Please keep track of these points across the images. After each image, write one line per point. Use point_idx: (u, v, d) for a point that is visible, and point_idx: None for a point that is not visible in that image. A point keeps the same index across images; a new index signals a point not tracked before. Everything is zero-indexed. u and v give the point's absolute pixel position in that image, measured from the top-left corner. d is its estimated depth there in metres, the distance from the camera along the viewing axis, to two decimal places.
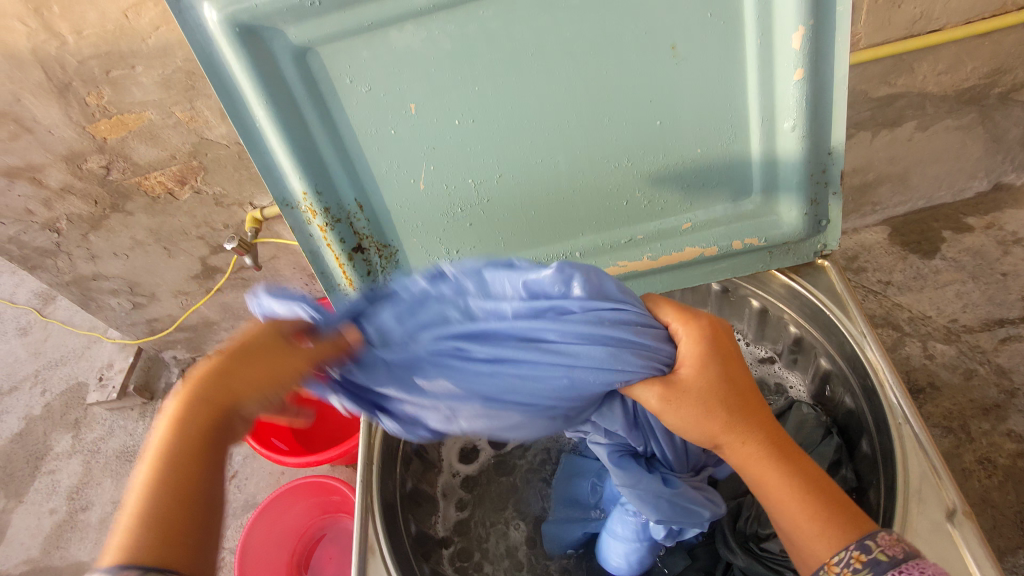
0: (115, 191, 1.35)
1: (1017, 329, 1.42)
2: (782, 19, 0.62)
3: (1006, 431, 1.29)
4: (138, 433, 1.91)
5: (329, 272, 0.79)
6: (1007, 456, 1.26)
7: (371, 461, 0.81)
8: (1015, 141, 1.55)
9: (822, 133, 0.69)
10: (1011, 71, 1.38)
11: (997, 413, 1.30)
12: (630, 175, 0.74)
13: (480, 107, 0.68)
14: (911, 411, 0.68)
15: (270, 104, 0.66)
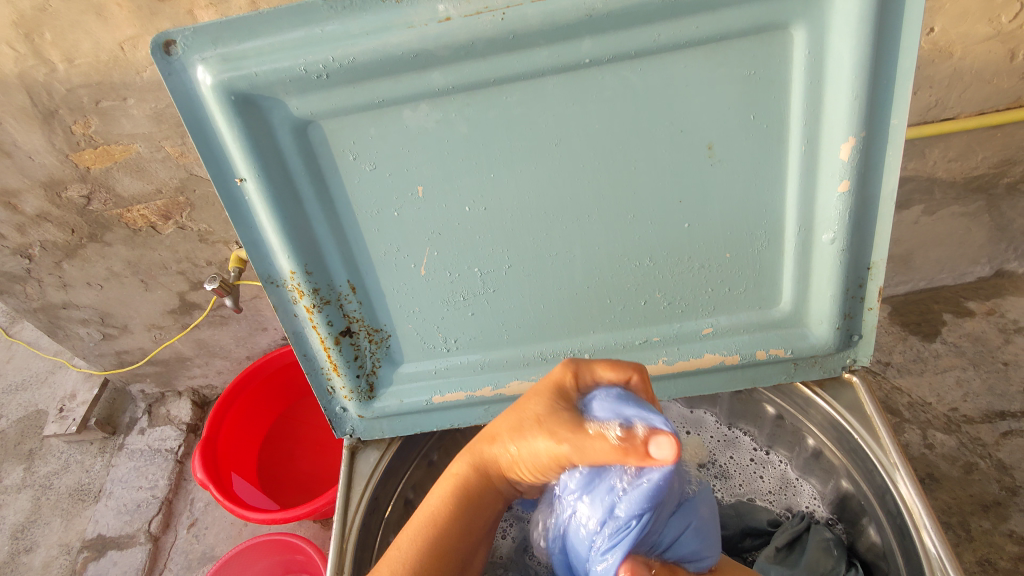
0: (94, 220, 1.27)
1: (1019, 423, 1.32)
2: (830, 127, 0.57)
3: (1009, 532, 1.17)
4: (94, 470, 1.78)
5: (312, 355, 0.71)
6: (1009, 559, 1.14)
7: (342, 567, 0.71)
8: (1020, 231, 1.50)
9: (861, 247, 0.64)
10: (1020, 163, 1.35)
11: (998, 512, 1.18)
12: (652, 276, 0.67)
13: (493, 194, 0.62)
14: (950, 561, 0.60)
15: (261, 176, 0.59)
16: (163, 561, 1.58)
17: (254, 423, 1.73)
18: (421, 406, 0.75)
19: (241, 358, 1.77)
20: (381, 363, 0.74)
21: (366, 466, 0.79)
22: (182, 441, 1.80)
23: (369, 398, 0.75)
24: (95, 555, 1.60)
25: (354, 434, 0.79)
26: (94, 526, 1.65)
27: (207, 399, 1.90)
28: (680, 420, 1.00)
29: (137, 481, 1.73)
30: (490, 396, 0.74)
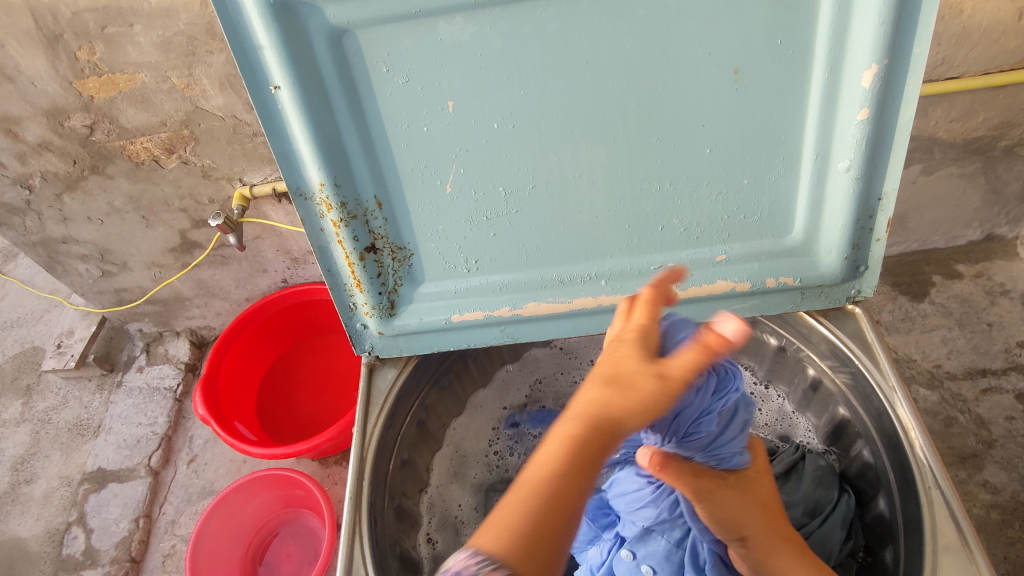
0: (97, 152, 1.27)
1: (999, 380, 1.36)
2: (854, 54, 0.59)
3: (982, 481, 1.23)
4: (93, 406, 1.80)
5: (337, 271, 0.73)
6: (980, 506, 1.20)
7: (363, 476, 0.75)
8: (1014, 195, 1.49)
9: (875, 177, 0.66)
10: (1020, 126, 1.33)
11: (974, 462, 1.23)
12: (670, 201, 0.70)
13: (522, 112, 0.64)
14: (941, 474, 0.66)
15: (294, 85, 0.60)
16: (163, 495, 1.62)
17: (255, 362, 1.75)
18: (440, 324, 0.77)
19: (240, 299, 1.78)
20: (403, 282, 0.76)
21: (383, 383, 0.82)
22: (181, 380, 1.82)
23: (389, 316, 0.77)
24: (95, 487, 1.63)
25: (373, 352, 0.81)
26: (94, 460, 1.68)
27: (205, 340, 1.92)
28: None
29: (137, 417, 1.75)
30: (508, 316, 0.77)
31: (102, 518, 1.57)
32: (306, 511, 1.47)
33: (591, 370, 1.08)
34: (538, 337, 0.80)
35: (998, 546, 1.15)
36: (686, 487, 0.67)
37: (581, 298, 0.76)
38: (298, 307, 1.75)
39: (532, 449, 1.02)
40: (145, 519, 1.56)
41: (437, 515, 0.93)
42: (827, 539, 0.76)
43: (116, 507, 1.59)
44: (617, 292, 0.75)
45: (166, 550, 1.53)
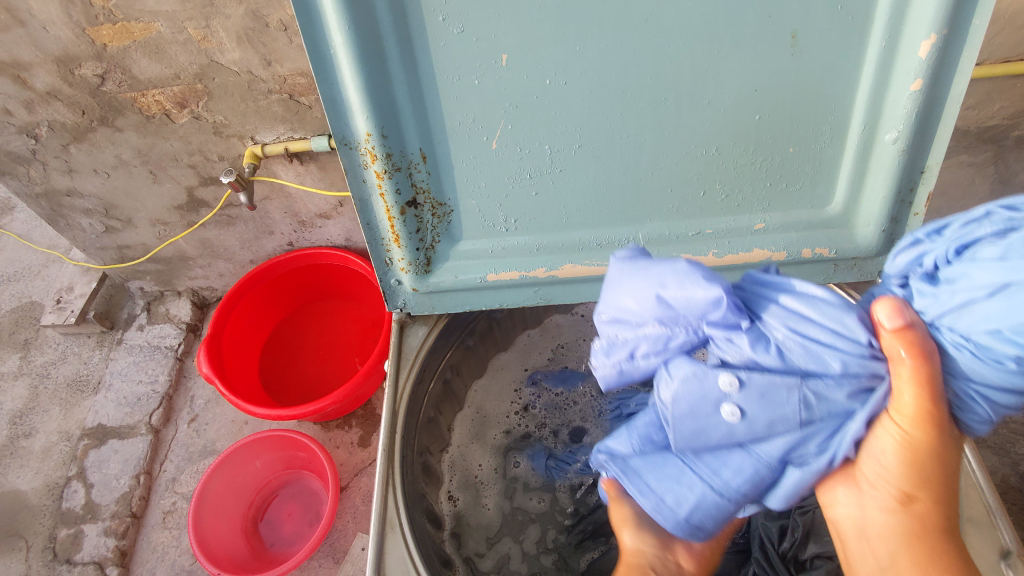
0: (107, 103, 1.24)
1: None
2: (914, 22, 0.59)
3: None
4: (92, 363, 1.79)
5: (376, 225, 0.73)
6: None
7: (394, 430, 0.75)
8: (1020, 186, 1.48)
9: (920, 150, 0.67)
10: None
11: None
12: (714, 166, 0.70)
13: (575, 68, 0.63)
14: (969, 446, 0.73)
15: (349, 29, 0.59)
16: (164, 453, 1.62)
17: (259, 323, 1.75)
18: (475, 283, 0.78)
19: (245, 261, 1.77)
20: (440, 239, 0.75)
21: (414, 340, 0.82)
22: (182, 340, 1.81)
23: (425, 273, 0.77)
24: (95, 443, 1.63)
25: (405, 309, 0.81)
26: (94, 416, 1.68)
27: (207, 301, 1.91)
28: None
29: (137, 375, 1.75)
30: (543, 278, 0.77)
31: (102, 473, 1.57)
32: (307, 472, 1.48)
33: None
34: (570, 300, 0.81)
35: None
36: (915, 404, 0.47)
37: None
38: (308, 270, 1.74)
39: (552, 408, 1.03)
40: (147, 476, 1.56)
41: (458, 475, 0.94)
42: None
43: (116, 463, 1.59)
44: (653, 257, 0.76)
45: (167, 507, 1.53)
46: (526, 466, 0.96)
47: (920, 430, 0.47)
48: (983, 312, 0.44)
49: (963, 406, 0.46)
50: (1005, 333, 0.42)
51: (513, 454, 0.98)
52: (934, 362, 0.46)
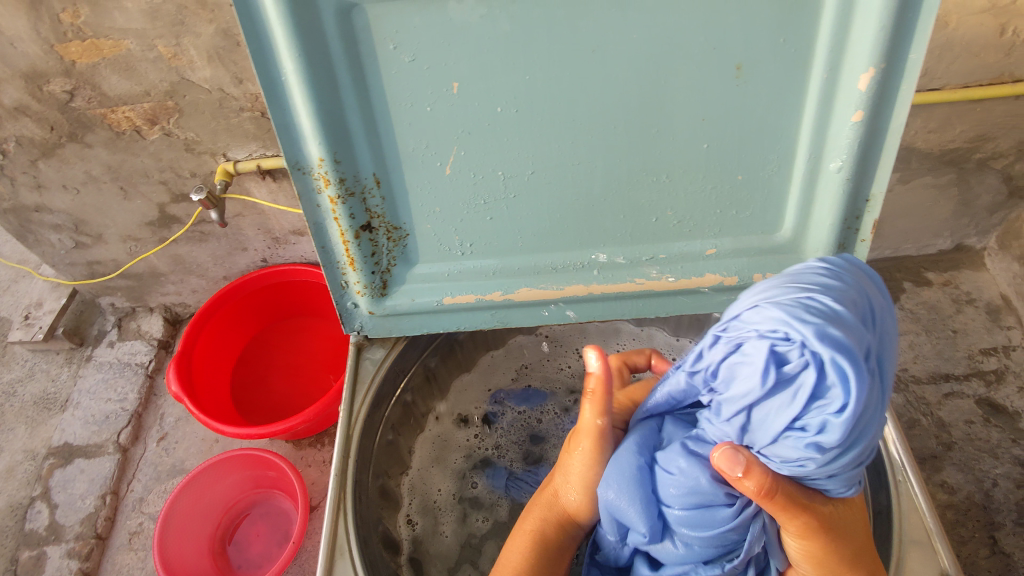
0: (76, 119, 1.23)
1: (961, 385, 1.34)
2: (853, 57, 0.61)
3: (940, 482, 1.22)
4: (60, 381, 1.76)
5: (331, 248, 0.73)
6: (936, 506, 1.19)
7: (349, 454, 0.75)
8: (983, 208, 1.47)
9: (864, 178, 0.68)
10: (994, 140, 1.31)
11: (934, 463, 1.22)
12: (665, 193, 0.71)
13: (526, 96, 0.64)
14: (911, 469, 0.72)
15: (299, 58, 0.59)
16: (132, 472, 1.59)
17: (231, 340, 1.73)
18: (431, 306, 0.78)
19: (218, 278, 1.75)
20: (396, 262, 0.76)
21: (372, 362, 0.82)
22: (153, 357, 1.79)
23: (381, 296, 0.77)
24: (61, 462, 1.60)
25: (362, 332, 0.81)
26: (61, 434, 1.65)
27: (179, 317, 1.89)
28: (666, 347, 1.07)
29: (106, 393, 1.72)
30: (499, 300, 0.78)
31: (67, 493, 1.54)
32: (277, 492, 1.46)
33: (575, 358, 1.10)
34: (527, 323, 0.81)
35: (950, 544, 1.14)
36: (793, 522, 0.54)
37: (573, 285, 0.77)
38: (281, 286, 1.74)
39: (514, 425, 1.04)
40: (113, 496, 1.53)
41: (418, 498, 0.93)
42: None
43: (81, 483, 1.56)
44: (607, 280, 0.76)
45: (133, 527, 1.50)
46: (487, 484, 0.96)
47: (810, 534, 0.56)
48: (759, 425, 0.52)
49: (823, 488, 0.55)
50: (782, 444, 0.50)
51: (475, 474, 0.98)
52: (785, 485, 0.52)
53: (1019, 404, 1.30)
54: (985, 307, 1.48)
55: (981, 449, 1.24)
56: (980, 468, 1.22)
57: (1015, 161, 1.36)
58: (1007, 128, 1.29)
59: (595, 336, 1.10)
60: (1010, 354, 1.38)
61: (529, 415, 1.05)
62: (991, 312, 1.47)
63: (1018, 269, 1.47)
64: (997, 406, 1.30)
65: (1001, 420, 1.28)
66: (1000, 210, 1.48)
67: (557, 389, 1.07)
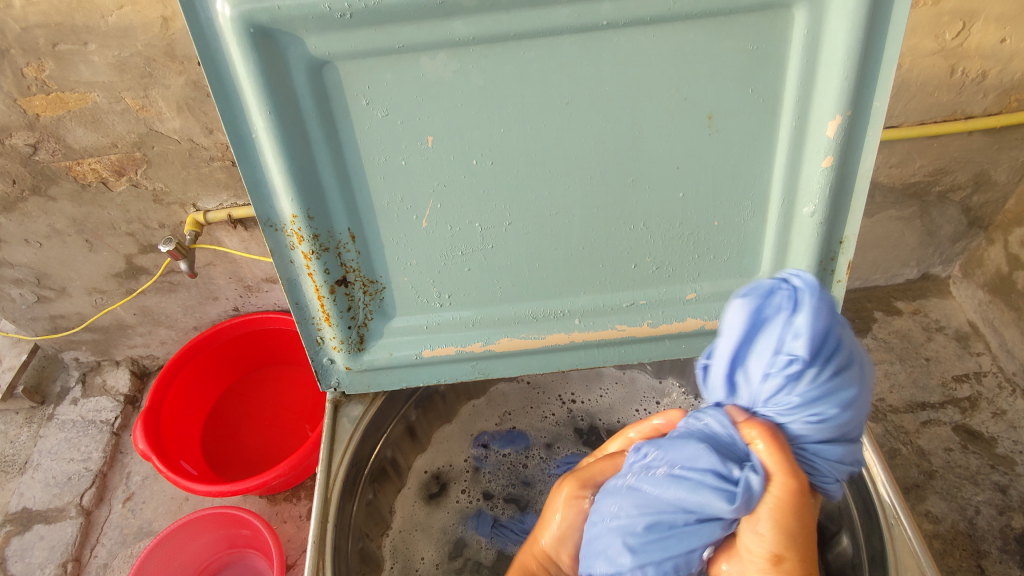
0: (40, 172, 1.20)
1: (937, 413, 1.35)
2: (820, 105, 0.62)
3: (924, 512, 1.21)
4: (19, 441, 1.68)
5: (305, 304, 0.71)
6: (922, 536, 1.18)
7: (327, 518, 0.71)
8: (945, 238, 1.51)
9: (837, 220, 0.69)
10: (951, 173, 1.35)
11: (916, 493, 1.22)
12: (643, 239, 0.71)
13: (501, 148, 0.64)
14: (904, 511, 0.68)
15: (270, 115, 0.59)
16: (95, 536, 1.51)
17: (202, 392, 1.68)
18: (410, 360, 0.76)
19: (188, 328, 1.71)
20: (373, 316, 0.74)
21: (349, 419, 0.79)
22: (119, 413, 1.72)
23: (358, 350, 0.75)
24: (19, 529, 1.51)
25: (339, 388, 0.79)
26: (19, 499, 1.56)
27: (147, 370, 1.83)
28: (649, 391, 1.07)
29: (69, 453, 1.64)
30: (480, 352, 0.76)
31: (25, 562, 1.45)
32: (251, 551, 1.40)
33: (559, 406, 1.08)
34: (509, 373, 0.80)
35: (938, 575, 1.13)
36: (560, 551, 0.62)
37: (554, 334, 0.76)
38: (255, 336, 1.69)
39: (498, 470, 1.01)
40: (74, 563, 1.45)
41: (400, 562, 0.89)
42: None
43: (41, 551, 1.47)
44: (589, 329, 0.76)
45: None
46: (472, 534, 0.93)
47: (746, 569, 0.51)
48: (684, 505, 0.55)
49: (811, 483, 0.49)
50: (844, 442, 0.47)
51: (461, 527, 0.95)
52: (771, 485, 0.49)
53: (994, 429, 1.31)
54: (954, 334, 1.51)
55: (961, 476, 1.24)
56: (963, 495, 1.22)
57: (973, 193, 1.40)
58: (963, 161, 1.33)
59: (578, 382, 1.08)
60: (981, 380, 1.40)
61: (514, 458, 1.02)
62: (960, 339, 1.49)
63: (983, 296, 1.50)
64: (973, 433, 1.31)
65: (978, 446, 1.29)
66: (961, 239, 1.51)
67: (542, 437, 1.05)
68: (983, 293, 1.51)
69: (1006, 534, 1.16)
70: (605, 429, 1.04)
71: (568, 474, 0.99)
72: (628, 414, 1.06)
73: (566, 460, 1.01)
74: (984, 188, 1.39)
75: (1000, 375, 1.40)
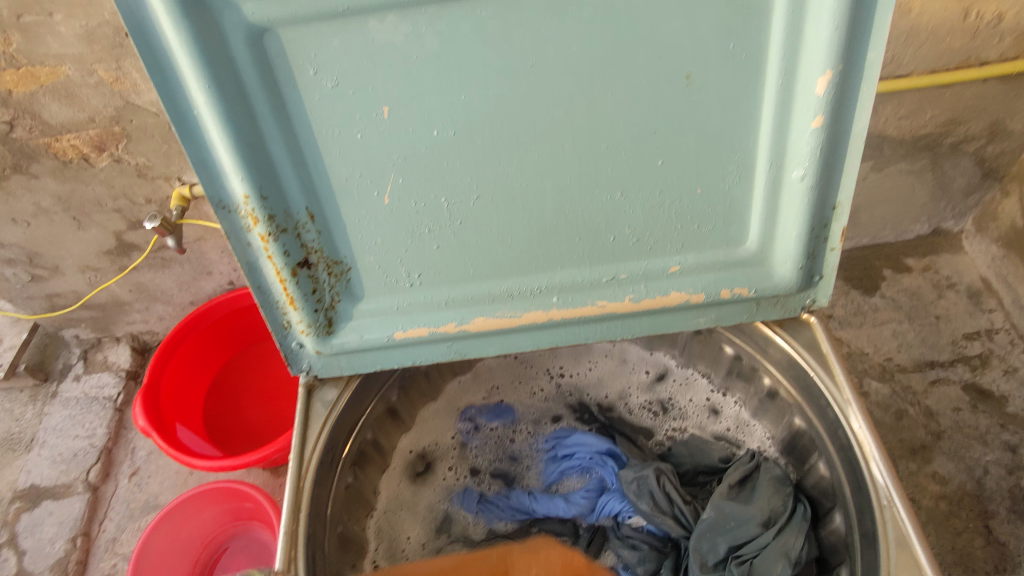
0: (19, 150, 1.17)
1: (946, 372, 1.31)
2: (809, 58, 0.57)
3: (930, 473, 1.18)
4: (25, 419, 1.69)
5: (267, 287, 0.68)
6: (928, 498, 1.15)
7: (301, 507, 0.69)
8: (958, 191, 1.44)
9: (829, 184, 0.64)
10: (965, 123, 1.27)
11: (924, 454, 1.18)
12: (621, 210, 0.66)
13: (463, 117, 0.59)
14: (897, 493, 0.64)
15: (209, 89, 0.54)
16: (104, 511, 1.53)
17: (201, 367, 1.67)
18: (381, 342, 0.73)
19: (184, 303, 1.69)
20: (340, 298, 0.71)
21: (323, 404, 0.77)
22: (121, 389, 1.72)
23: (327, 334, 0.72)
24: (28, 506, 1.53)
25: (311, 372, 0.76)
26: (27, 476, 1.58)
27: (148, 346, 1.82)
28: (640, 362, 1.04)
29: (74, 430, 1.65)
30: (454, 332, 0.73)
31: (36, 538, 1.48)
32: (256, 523, 1.41)
33: (547, 380, 1.05)
34: (487, 353, 0.77)
35: (944, 537, 1.10)
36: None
37: (531, 312, 0.72)
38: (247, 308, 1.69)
39: (486, 445, 1.00)
40: (83, 538, 1.47)
41: (385, 543, 0.88)
42: (787, 547, 0.72)
43: (50, 526, 1.49)
44: (568, 305, 0.72)
45: (107, 570, 1.44)
46: (458, 511, 0.92)
47: None
48: None
49: None
50: None
51: (448, 503, 0.94)
52: None
53: (1005, 388, 1.27)
54: (966, 291, 1.45)
55: (970, 436, 1.21)
56: (971, 455, 1.18)
57: (987, 144, 1.33)
58: (977, 111, 1.25)
59: (567, 355, 1.05)
60: (992, 337, 1.36)
61: (502, 432, 1.01)
62: (972, 296, 1.44)
63: (997, 251, 1.45)
64: (984, 392, 1.27)
65: (988, 405, 1.25)
66: (975, 192, 1.44)
67: (530, 412, 1.03)
68: (997, 248, 1.45)
69: (1014, 494, 1.13)
70: (594, 404, 1.03)
71: (556, 450, 0.98)
72: (619, 386, 1.03)
73: (554, 434, 1.00)
74: (999, 138, 1.32)
75: (1012, 332, 1.36)
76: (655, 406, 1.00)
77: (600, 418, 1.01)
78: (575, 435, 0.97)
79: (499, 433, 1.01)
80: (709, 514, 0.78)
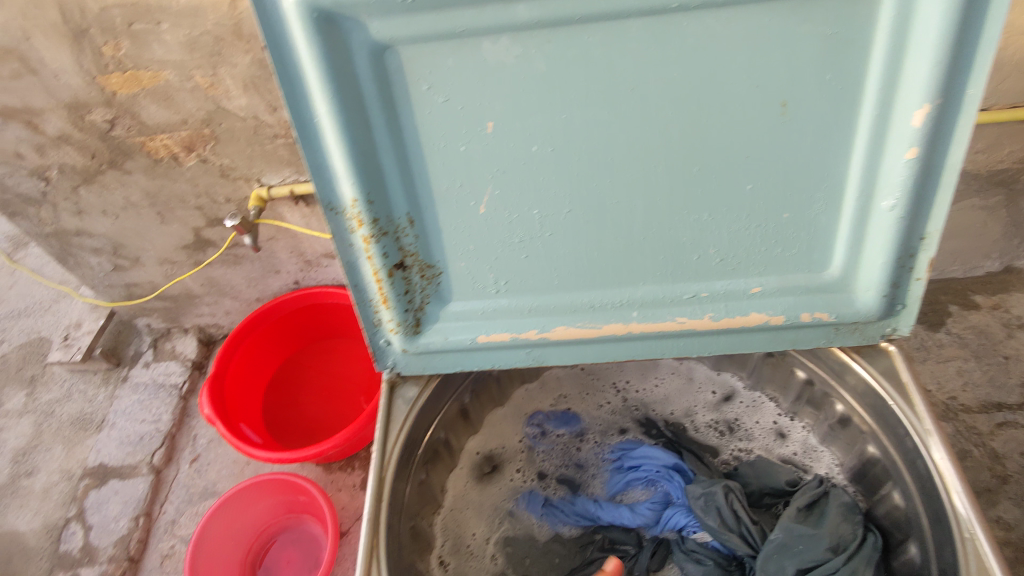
0: (117, 147, 1.25)
1: (1015, 415, 1.27)
2: (907, 92, 0.58)
3: (994, 518, 1.14)
4: (97, 401, 1.79)
5: (364, 286, 0.72)
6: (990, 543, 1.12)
7: (381, 498, 0.72)
8: None
9: (920, 215, 0.65)
10: None
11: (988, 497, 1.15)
12: (707, 230, 0.68)
13: (562, 135, 0.62)
14: (980, 525, 0.64)
15: (333, 100, 0.59)
16: (165, 493, 1.60)
17: (265, 361, 1.74)
18: (465, 345, 0.76)
19: (250, 299, 1.76)
20: (430, 301, 0.74)
21: (403, 401, 0.80)
22: (187, 378, 1.80)
23: (415, 333, 0.76)
24: (96, 483, 1.62)
25: (395, 369, 0.80)
26: (96, 456, 1.67)
27: (213, 338, 1.90)
28: (707, 382, 1.05)
29: (141, 413, 1.74)
30: (535, 339, 0.75)
31: (102, 515, 1.56)
32: (307, 515, 1.46)
33: (614, 394, 1.07)
34: (564, 361, 0.79)
35: None
36: None
37: (612, 324, 0.74)
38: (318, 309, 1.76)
39: (552, 450, 1.02)
40: (145, 518, 1.54)
41: (450, 539, 0.91)
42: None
43: (115, 505, 1.57)
44: (648, 320, 0.74)
45: (165, 550, 1.51)
46: (524, 512, 0.95)
47: None
48: None
49: None
50: None
51: (512, 504, 0.96)
52: None
53: None
54: None
55: None
56: None
57: None
58: None
59: (633, 370, 1.07)
60: None
61: (569, 439, 1.03)
62: None
63: None
64: None
65: None
66: None
67: (597, 423, 1.05)
68: None
69: None
70: (660, 420, 1.03)
71: (622, 461, 0.99)
72: (685, 403, 1.04)
73: (620, 445, 1.01)
74: None
75: None
76: (722, 425, 1.01)
77: (667, 433, 1.01)
78: (642, 447, 0.98)
79: (564, 437, 1.03)
80: (776, 535, 0.79)
